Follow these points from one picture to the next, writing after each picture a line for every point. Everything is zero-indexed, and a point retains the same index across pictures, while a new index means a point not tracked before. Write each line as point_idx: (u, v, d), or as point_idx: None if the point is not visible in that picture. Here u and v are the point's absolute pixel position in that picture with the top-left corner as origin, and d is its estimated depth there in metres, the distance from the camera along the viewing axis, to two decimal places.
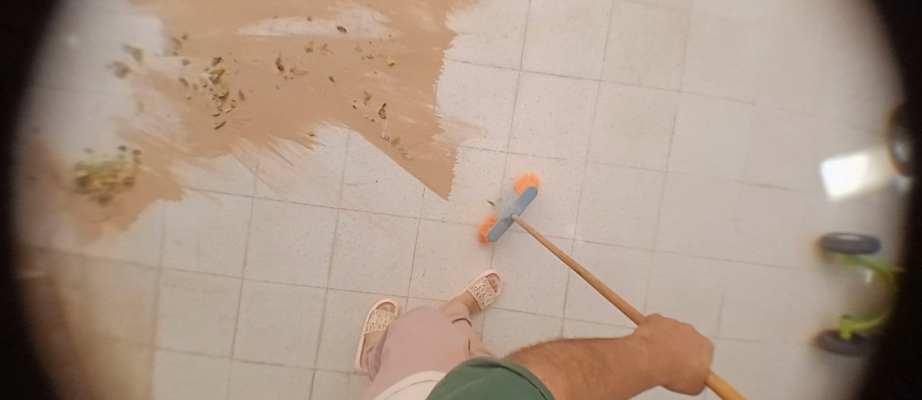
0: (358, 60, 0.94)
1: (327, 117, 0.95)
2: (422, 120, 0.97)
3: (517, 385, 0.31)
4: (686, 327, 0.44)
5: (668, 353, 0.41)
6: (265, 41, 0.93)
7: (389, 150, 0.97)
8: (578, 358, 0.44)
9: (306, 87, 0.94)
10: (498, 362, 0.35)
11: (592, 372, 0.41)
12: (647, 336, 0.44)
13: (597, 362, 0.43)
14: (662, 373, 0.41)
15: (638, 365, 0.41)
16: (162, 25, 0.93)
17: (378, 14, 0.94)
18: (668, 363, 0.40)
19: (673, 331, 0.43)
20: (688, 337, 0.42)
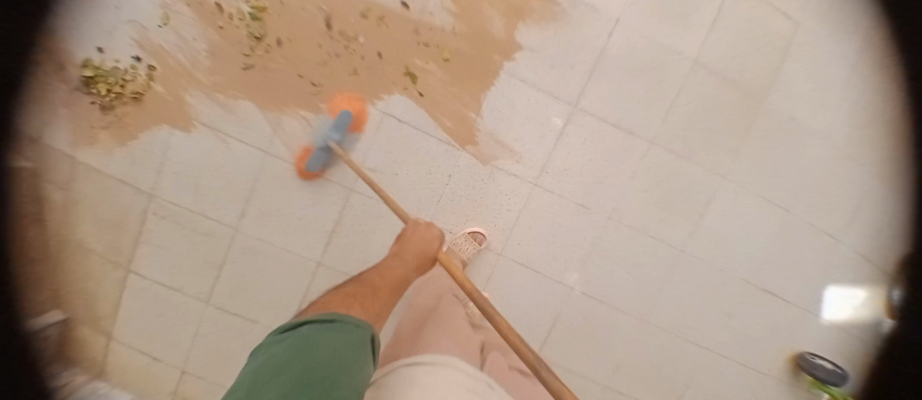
0: (413, 44, 0.88)
1: (364, 94, 0.88)
2: (461, 126, 0.92)
3: (332, 329, 0.37)
4: (412, 228, 0.70)
5: (415, 254, 0.64)
6: None
7: (420, 147, 0.92)
8: (355, 294, 0.51)
9: (351, 55, 0.87)
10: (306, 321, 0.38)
11: (366, 295, 0.51)
12: (396, 251, 0.66)
13: (367, 288, 0.54)
14: (412, 271, 0.63)
15: (398, 274, 0.60)
16: None
17: (449, 0, 0.87)
18: (419, 257, 0.64)
19: (409, 237, 0.68)
20: (422, 240, 0.67)
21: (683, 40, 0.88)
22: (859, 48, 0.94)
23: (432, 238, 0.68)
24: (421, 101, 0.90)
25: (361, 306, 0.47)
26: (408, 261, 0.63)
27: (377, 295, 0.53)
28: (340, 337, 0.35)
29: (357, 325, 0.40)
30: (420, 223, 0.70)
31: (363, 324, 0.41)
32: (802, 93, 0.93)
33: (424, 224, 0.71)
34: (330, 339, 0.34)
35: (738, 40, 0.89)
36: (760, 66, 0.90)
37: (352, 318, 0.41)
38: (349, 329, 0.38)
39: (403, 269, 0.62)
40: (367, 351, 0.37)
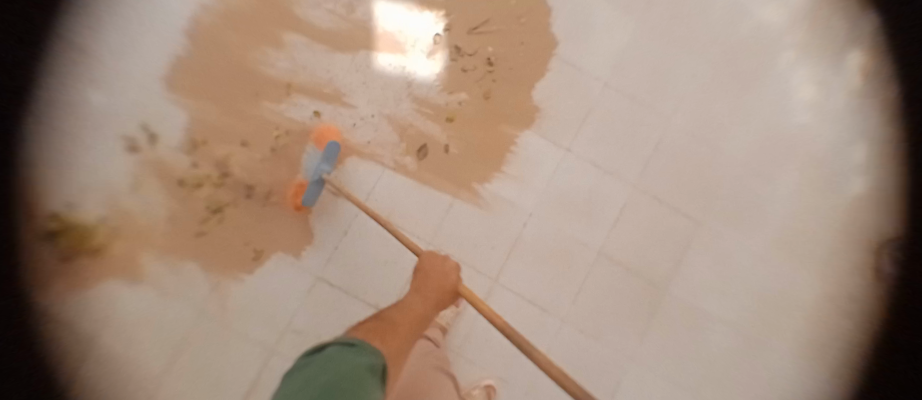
0: (353, 218, 0.94)
1: (301, 260, 0.92)
2: (388, 292, 0.93)
3: (349, 352, 0.41)
4: (446, 261, 0.63)
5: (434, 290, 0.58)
6: (274, 173, 0.94)
7: (349, 311, 0.91)
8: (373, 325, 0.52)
9: (294, 228, 0.93)
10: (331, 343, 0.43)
11: (385, 331, 0.49)
12: (416, 286, 0.59)
13: (386, 324, 0.52)
14: (433, 309, 0.56)
15: (417, 311, 0.55)
16: (187, 122, 0.95)
17: (390, 188, 0.97)
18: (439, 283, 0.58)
19: (426, 270, 0.61)
20: (439, 274, 0.60)
21: (587, 233, 1.02)
22: (757, 245, 1.05)
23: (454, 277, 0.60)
24: (351, 267, 0.92)
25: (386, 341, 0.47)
26: (428, 296, 0.56)
27: (398, 328, 0.51)
28: (357, 360, 0.39)
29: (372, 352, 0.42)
30: (435, 255, 0.63)
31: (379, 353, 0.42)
32: (702, 283, 1.02)
33: (440, 258, 0.63)
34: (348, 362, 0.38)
35: (637, 237, 1.02)
36: (659, 260, 1.02)
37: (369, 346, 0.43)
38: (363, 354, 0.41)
39: (424, 303, 0.56)
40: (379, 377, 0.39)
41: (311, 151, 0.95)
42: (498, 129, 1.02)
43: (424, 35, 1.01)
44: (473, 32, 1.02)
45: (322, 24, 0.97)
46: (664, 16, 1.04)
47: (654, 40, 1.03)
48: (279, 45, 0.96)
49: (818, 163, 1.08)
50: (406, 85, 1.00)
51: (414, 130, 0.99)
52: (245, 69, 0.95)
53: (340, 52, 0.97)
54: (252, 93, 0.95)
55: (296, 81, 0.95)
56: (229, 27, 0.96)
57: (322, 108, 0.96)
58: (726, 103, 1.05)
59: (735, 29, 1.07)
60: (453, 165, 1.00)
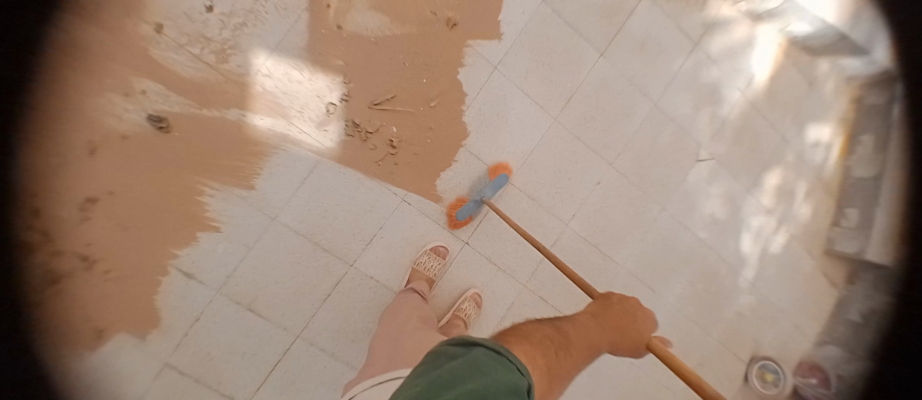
0: (208, 301, 0.87)
1: (146, 342, 0.86)
2: (247, 382, 0.88)
3: (496, 359, 0.38)
4: (633, 300, 0.63)
5: (616, 329, 0.55)
6: (115, 244, 0.83)
7: (203, 395, 0.88)
8: (545, 337, 0.50)
9: (140, 306, 0.85)
10: (477, 343, 0.40)
11: (557, 345, 0.49)
12: (593, 314, 0.59)
13: (562, 337, 0.51)
14: (607, 343, 0.54)
15: (592, 339, 0.53)
16: (1, 173, 0.77)
17: (257, 271, 0.87)
18: (621, 331, 0.55)
19: (617, 308, 0.60)
20: (628, 310, 0.60)
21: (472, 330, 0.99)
22: None
23: (648, 311, 0.60)
24: (206, 353, 0.87)
25: (549, 353, 0.46)
26: (604, 327, 0.56)
27: (571, 350, 0.50)
28: (504, 379, 0.35)
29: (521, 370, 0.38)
30: (627, 297, 0.63)
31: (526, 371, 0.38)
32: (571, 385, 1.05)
33: (620, 294, 0.64)
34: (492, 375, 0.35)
35: None
36: None
37: (517, 361, 0.39)
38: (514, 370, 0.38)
39: (599, 333, 0.54)
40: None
41: (160, 223, 0.83)
42: (394, 213, 0.94)
43: (314, 101, 0.88)
44: (375, 106, 0.90)
45: (185, 72, 0.81)
46: (581, 116, 1.00)
47: (566, 141, 1.00)
48: (128, 94, 0.80)
49: (710, 277, 1.09)
50: (286, 156, 0.87)
51: (289, 209, 0.88)
52: (80, 117, 0.79)
53: (206, 110, 0.83)
54: (83, 151, 0.80)
55: (146, 140, 0.81)
56: (63, 58, 0.78)
57: (176, 176, 0.83)
58: (630, 211, 1.04)
59: (654, 135, 1.04)
60: (334, 250, 0.90)
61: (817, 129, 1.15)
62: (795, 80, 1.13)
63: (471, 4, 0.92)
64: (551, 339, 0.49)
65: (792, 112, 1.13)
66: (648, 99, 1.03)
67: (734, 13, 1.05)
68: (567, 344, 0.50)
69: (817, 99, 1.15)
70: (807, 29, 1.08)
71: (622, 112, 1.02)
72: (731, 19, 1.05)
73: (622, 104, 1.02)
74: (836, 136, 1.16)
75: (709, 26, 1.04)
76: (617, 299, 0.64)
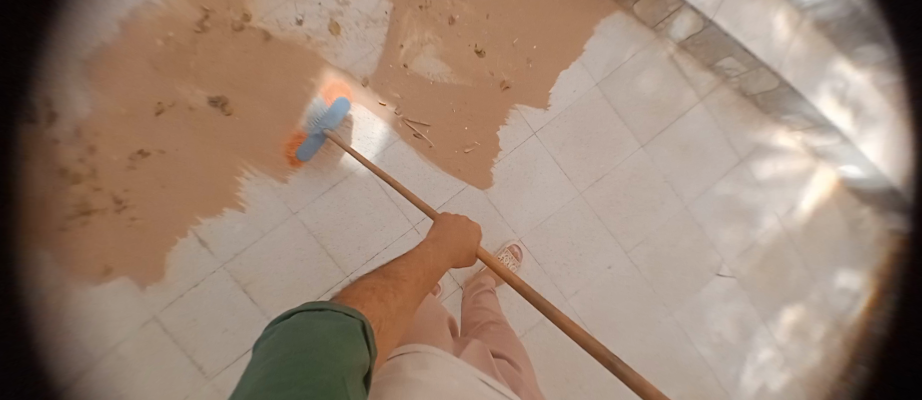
0: (209, 272, 0.90)
1: (143, 292, 0.90)
2: (218, 359, 0.91)
3: (305, 321, 0.23)
4: (468, 221, 0.69)
5: (452, 243, 0.61)
6: (150, 197, 0.90)
7: (175, 360, 0.90)
8: (369, 286, 0.38)
9: (150, 258, 0.90)
10: (287, 316, 0.25)
11: (385, 290, 0.38)
12: (433, 237, 0.62)
13: (388, 282, 0.40)
14: (447, 260, 0.57)
15: (429, 263, 0.51)
16: (87, 111, 0.88)
17: (259, 258, 0.91)
18: (458, 245, 0.62)
19: (449, 223, 0.66)
20: (460, 226, 0.67)
21: None
22: None
23: (468, 221, 0.69)
24: (190, 320, 0.90)
25: (382, 297, 0.35)
26: (441, 248, 0.58)
27: (402, 287, 0.40)
28: (313, 333, 0.21)
29: (349, 314, 0.26)
30: (453, 215, 0.69)
31: (359, 311, 0.27)
32: None
33: (452, 214, 0.70)
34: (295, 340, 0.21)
35: None
36: None
37: (345, 306, 0.27)
38: (335, 316, 0.24)
39: (437, 256, 0.54)
40: (364, 346, 0.23)
41: (193, 191, 0.90)
42: (399, 238, 0.95)
43: (363, 124, 0.94)
44: (415, 137, 0.96)
45: (263, 70, 0.91)
46: (607, 199, 1.01)
47: (585, 217, 1.01)
48: (208, 74, 0.90)
49: (701, 398, 1.02)
50: (322, 161, 0.93)
51: (308, 209, 0.92)
52: (164, 84, 0.90)
53: (268, 103, 0.91)
54: (153, 110, 0.89)
55: (208, 116, 0.90)
56: (171, 33, 0.90)
57: (221, 154, 0.90)
58: (631, 305, 1.01)
59: (675, 237, 1.03)
60: (334, 257, 0.92)
61: (846, 277, 1.10)
62: (834, 222, 1.09)
63: (528, 74, 0.98)
64: (385, 286, 0.38)
65: (824, 252, 1.09)
66: (679, 200, 1.02)
67: (789, 143, 1.05)
68: (398, 282, 0.41)
69: (853, 246, 1.10)
70: (858, 174, 1.03)
71: (649, 206, 1.02)
72: (783, 147, 1.05)
73: (652, 199, 1.02)
74: (866, 288, 1.10)
75: (758, 147, 1.04)
76: (450, 218, 0.69)
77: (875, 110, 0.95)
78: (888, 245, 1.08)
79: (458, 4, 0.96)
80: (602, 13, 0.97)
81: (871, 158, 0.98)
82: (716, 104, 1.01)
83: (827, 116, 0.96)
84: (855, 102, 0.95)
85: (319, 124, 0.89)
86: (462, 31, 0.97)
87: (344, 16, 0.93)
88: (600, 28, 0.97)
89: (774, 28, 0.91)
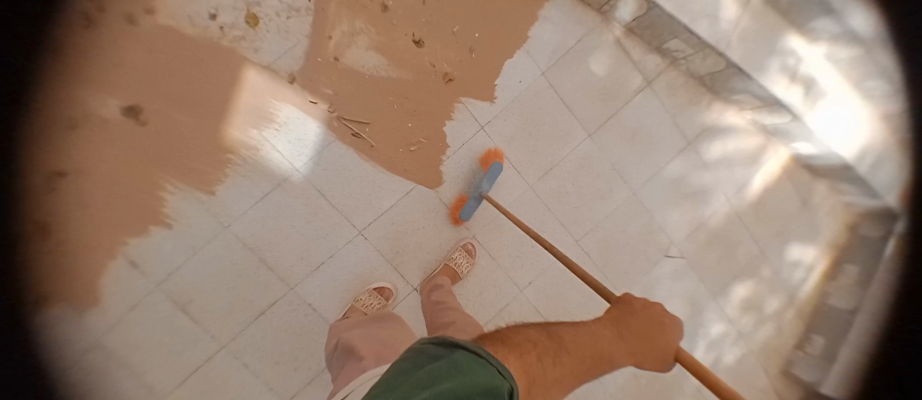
0: (145, 291, 0.88)
1: (72, 323, 0.83)
2: (166, 378, 0.89)
3: (475, 365, 0.37)
4: (656, 306, 0.51)
5: (640, 336, 0.47)
6: (70, 221, 0.81)
7: (119, 385, 0.86)
8: (535, 341, 0.47)
9: (77, 286, 0.83)
10: (461, 346, 0.40)
11: (548, 354, 0.44)
12: (612, 319, 0.51)
13: (554, 345, 0.46)
14: (630, 357, 0.46)
15: (601, 347, 0.46)
16: None
17: (197, 274, 0.89)
18: (644, 338, 0.46)
19: (636, 308, 0.51)
20: (651, 316, 0.49)
21: None
22: None
23: (672, 317, 0.49)
24: (130, 344, 0.87)
25: (538, 361, 0.43)
26: (622, 334, 0.47)
27: (563, 359, 0.44)
28: (477, 380, 0.34)
29: (499, 371, 0.37)
30: (645, 302, 0.51)
31: (513, 377, 0.37)
32: None
33: (645, 300, 0.52)
34: (470, 376, 0.35)
35: None
36: None
37: (499, 363, 0.38)
38: (495, 372, 0.36)
39: (615, 344, 0.47)
40: None
41: (124, 212, 0.85)
42: (347, 244, 0.93)
43: (292, 122, 0.88)
44: (354, 137, 0.91)
45: (181, 76, 0.83)
46: (555, 190, 0.99)
47: (536, 210, 0.98)
48: (120, 83, 0.81)
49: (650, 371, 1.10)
50: (250, 168, 0.87)
51: (242, 220, 0.88)
52: (61, 95, 0.79)
53: (191, 112, 0.84)
54: (63, 127, 0.79)
55: (132, 133, 0.83)
56: (62, 33, 0.77)
57: (150, 172, 0.84)
58: None
59: (627, 223, 1.01)
60: (276, 271, 0.90)
61: (798, 250, 1.11)
62: (790, 197, 1.09)
63: (473, 64, 0.93)
64: (541, 343, 0.46)
65: (776, 229, 1.09)
66: (627, 187, 1.01)
67: (738, 121, 1.04)
68: (561, 353, 0.45)
69: (806, 222, 1.10)
70: (810, 151, 1.02)
71: (597, 196, 1.00)
72: (732, 126, 1.04)
73: (601, 187, 1.00)
74: (818, 259, 1.12)
75: (708, 128, 1.02)
76: (634, 303, 0.52)
77: (825, 86, 0.93)
78: (841, 218, 1.12)
79: None
80: None
81: (822, 138, 0.96)
82: (665, 86, 0.99)
83: (781, 95, 0.93)
84: (807, 78, 0.93)
85: (477, 187, 0.91)
86: (398, 19, 0.89)
87: (262, 7, 0.84)
88: (545, 12, 0.93)
89: (721, 3, 0.87)
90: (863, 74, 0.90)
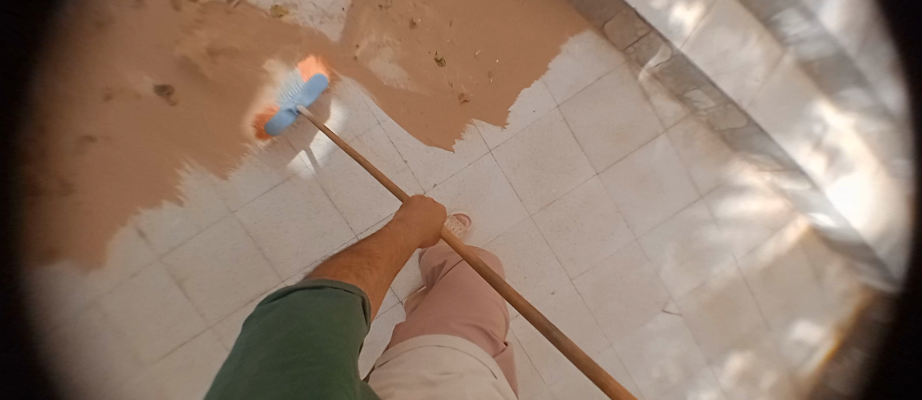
0: (150, 261, 0.92)
1: (82, 278, 0.90)
2: (153, 346, 0.93)
3: (320, 295, 0.30)
4: (427, 198, 0.69)
5: (419, 224, 0.60)
6: (96, 183, 0.89)
7: (110, 344, 0.91)
8: (348, 263, 0.41)
9: (93, 244, 0.90)
10: (296, 288, 0.31)
11: (363, 264, 0.41)
12: (401, 217, 0.61)
13: (364, 256, 0.43)
14: (418, 237, 0.58)
15: (400, 240, 0.53)
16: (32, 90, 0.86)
17: (200, 252, 0.92)
18: (424, 224, 0.61)
19: (419, 206, 0.66)
20: (431, 209, 0.66)
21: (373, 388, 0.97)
22: None
23: (436, 202, 0.69)
24: (128, 306, 0.92)
25: (358, 275, 0.38)
26: (411, 226, 0.58)
27: (376, 262, 0.44)
28: (326, 306, 0.29)
29: (348, 292, 0.33)
30: (426, 197, 0.69)
31: (355, 289, 0.34)
32: None
33: (419, 196, 0.70)
34: (320, 307, 0.28)
35: None
36: None
37: (344, 285, 0.33)
38: (339, 293, 0.31)
39: (410, 234, 0.56)
40: (362, 321, 0.31)
41: (140, 181, 0.90)
42: (341, 246, 0.94)
43: (309, 120, 0.91)
44: (365, 142, 0.93)
45: (213, 64, 0.88)
46: (555, 223, 0.98)
47: (533, 239, 0.98)
48: (159, 64, 0.88)
49: None
50: (262, 158, 0.91)
51: (248, 207, 0.92)
52: (115, 69, 0.88)
53: (217, 97, 0.89)
54: (102, 95, 0.88)
55: (158, 109, 0.89)
56: (123, 17, 0.87)
57: (169, 148, 0.89)
58: (571, 333, 0.99)
59: (624, 268, 0.99)
60: (271, 262, 0.93)
61: (805, 327, 1.05)
62: (800, 268, 1.04)
63: (490, 89, 0.94)
64: (360, 261, 0.41)
65: (782, 299, 1.04)
66: (628, 231, 0.99)
67: (756, 182, 0.99)
68: (373, 260, 0.43)
69: (815, 296, 1.05)
70: (829, 223, 0.97)
71: (597, 235, 0.99)
72: (750, 187, 0.99)
73: (602, 228, 0.99)
74: (826, 339, 1.05)
75: (722, 184, 0.99)
76: (418, 198, 0.69)
77: (853, 157, 0.88)
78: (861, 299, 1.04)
79: (421, 7, 0.91)
80: (572, 30, 0.93)
81: (839, 211, 0.91)
82: (683, 134, 0.97)
83: (799, 161, 0.90)
84: (833, 148, 0.89)
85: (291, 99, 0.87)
86: (423, 36, 0.92)
87: (299, 11, 0.89)
88: (568, 47, 0.93)
89: (751, 61, 0.86)
90: (892, 152, 0.85)
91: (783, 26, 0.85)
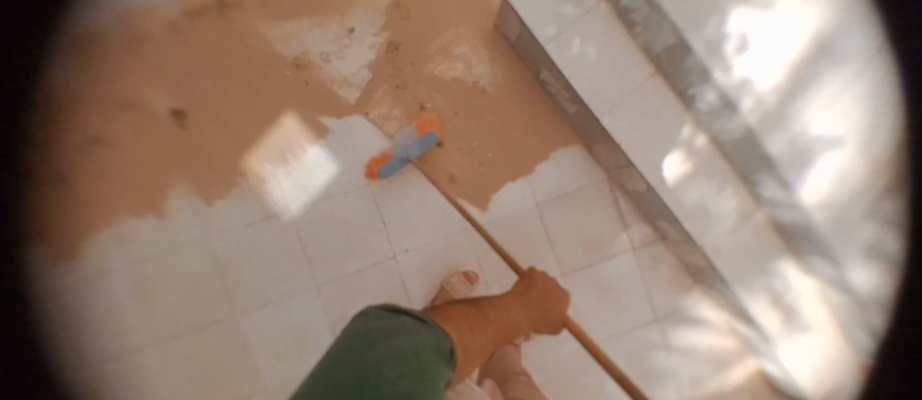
0: (115, 266, 0.93)
1: (47, 268, 0.91)
2: (93, 349, 0.92)
3: (421, 327, 0.46)
4: (543, 274, 0.72)
5: (539, 308, 0.65)
6: (91, 182, 0.93)
7: (53, 338, 0.91)
8: (463, 313, 0.60)
9: (68, 238, 0.92)
10: (403, 315, 0.48)
11: (466, 320, 0.58)
12: (520, 290, 0.68)
13: (477, 317, 0.60)
14: (529, 324, 0.65)
15: (507, 318, 0.63)
16: (68, 89, 0.93)
17: (167, 269, 0.94)
18: (543, 309, 0.65)
19: (538, 285, 0.69)
20: (549, 289, 0.69)
21: None
22: None
23: (558, 288, 0.70)
24: (81, 305, 0.92)
25: (468, 329, 0.56)
26: (531, 303, 0.66)
27: (482, 326, 0.58)
28: (425, 339, 0.43)
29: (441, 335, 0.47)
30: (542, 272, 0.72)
31: (447, 336, 0.48)
32: None
33: (542, 273, 0.72)
34: (412, 335, 0.42)
35: None
36: None
37: (438, 326, 0.50)
38: (435, 335, 0.46)
39: (524, 315, 0.64)
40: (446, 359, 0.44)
41: (131, 189, 0.94)
42: (299, 292, 0.96)
43: (308, 168, 0.97)
44: (351, 198, 0.98)
45: (233, 101, 0.95)
46: None
47: None
48: (184, 91, 0.95)
49: None
50: (252, 194, 0.95)
51: (226, 236, 0.95)
52: (142, 87, 0.95)
53: (228, 131, 0.95)
54: (120, 106, 0.94)
55: (172, 130, 0.95)
56: (165, 43, 0.96)
57: (169, 166, 0.94)
58: None
59: (572, 372, 1.00)
60: (231, 293, 0.95)
61: None
62: None
63: (479, 177, 1.00)
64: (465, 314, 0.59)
65: None
66: (583, 337, 1.01)
67: (712, 316, 1.04)
68: (480, 323, 0.59)
69: None
70: (776, 373, 0.99)
71: (552, 335, 1.00)
72: (705, 320, 1.04)
73: (558, 329, 1.01)
74: None
75: (679, 312, 1.03)
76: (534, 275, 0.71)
77: (813, 322, 0.90)
78: None
79: (433, 93, 0.99)
80: (564, 142, 1.02)
81: (789, 366, 0.93)
82: (648, 256, 1.03)
83: (754, 314, 0.92)
84: (791, 308, 0.91)
85: (403, 150, 0.94)
86: (429, 118, 0.99)
87: (322, 72, 0.97)
88: (556, 156, 1.01)
89: (728, 207, 0.88)
90: (851, 327, 0.86)
91: (760, 188, 0.84)
